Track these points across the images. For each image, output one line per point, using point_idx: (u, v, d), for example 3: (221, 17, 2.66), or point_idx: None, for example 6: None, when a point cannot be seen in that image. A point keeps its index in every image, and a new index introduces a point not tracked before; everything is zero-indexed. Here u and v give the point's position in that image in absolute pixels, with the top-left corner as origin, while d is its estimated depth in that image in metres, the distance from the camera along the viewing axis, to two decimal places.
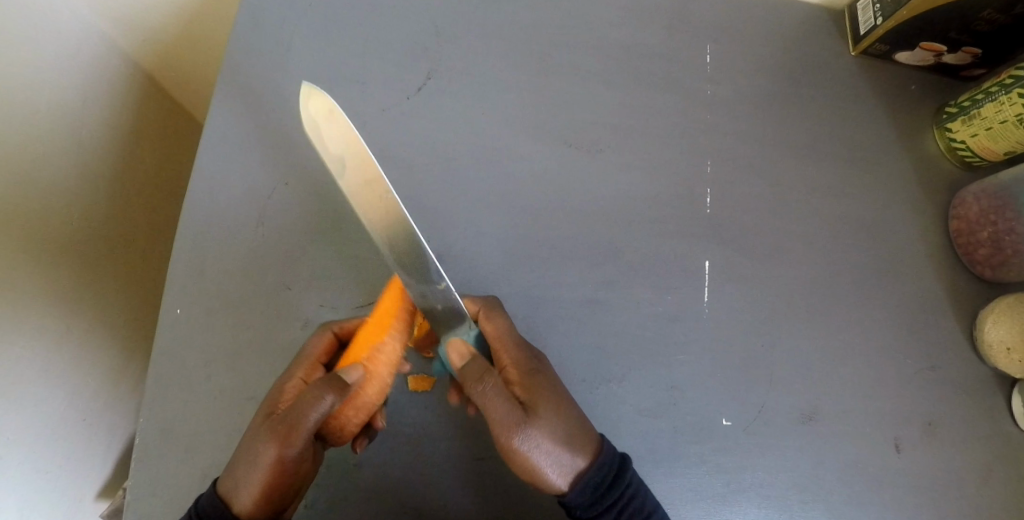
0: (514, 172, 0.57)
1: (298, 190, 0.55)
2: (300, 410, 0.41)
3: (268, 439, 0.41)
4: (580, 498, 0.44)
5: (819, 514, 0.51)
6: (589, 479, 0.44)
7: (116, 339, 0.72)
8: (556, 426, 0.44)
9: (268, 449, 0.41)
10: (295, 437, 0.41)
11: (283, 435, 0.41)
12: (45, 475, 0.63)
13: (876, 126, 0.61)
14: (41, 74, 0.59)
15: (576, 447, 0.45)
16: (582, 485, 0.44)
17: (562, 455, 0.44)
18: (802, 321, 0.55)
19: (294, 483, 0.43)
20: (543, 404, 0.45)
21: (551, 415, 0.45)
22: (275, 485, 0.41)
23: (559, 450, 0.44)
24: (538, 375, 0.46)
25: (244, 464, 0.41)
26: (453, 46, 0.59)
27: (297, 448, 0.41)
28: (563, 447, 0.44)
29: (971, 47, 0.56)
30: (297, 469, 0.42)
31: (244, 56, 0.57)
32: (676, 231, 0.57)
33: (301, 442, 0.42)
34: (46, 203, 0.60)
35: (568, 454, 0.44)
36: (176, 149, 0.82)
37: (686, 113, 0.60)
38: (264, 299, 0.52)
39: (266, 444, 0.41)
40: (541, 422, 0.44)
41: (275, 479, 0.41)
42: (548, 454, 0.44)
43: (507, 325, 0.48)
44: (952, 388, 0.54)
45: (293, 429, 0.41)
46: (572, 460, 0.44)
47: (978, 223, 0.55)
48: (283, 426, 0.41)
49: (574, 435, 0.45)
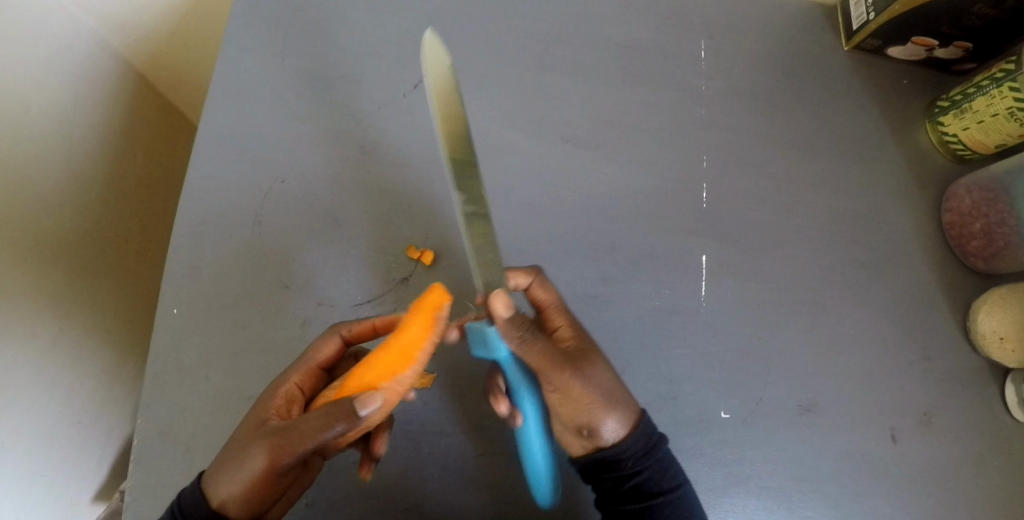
0: (512, 169, 0.57)
1: (295, 188, 0.55)
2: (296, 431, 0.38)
3: (260, 447, 0.39)
4: (637, 445, 0.44)
5: (817, 504, 0.51)
6: (644, 430, 0.45)
7: (111, 340, 0.72)
8: (613, 372, 0.46)
9: (258, 456, 0.39)
10: (285, 455, 0.39)
11: (275, 447, 0.39)
12: (41, 478, 0.63)
13: (870, 120, 0.62)
14: (33, 74, 0.59)
15: (630, 396, 0.46)
16: (639, 433, 0.44)
17: (620, 397, 0.45)
18: (798, 313, 0.56)
19: (276, 491, 0.42)
20: (600, 352, 0.46)
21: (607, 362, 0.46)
22: (257, 492, 0.40)
23: (619, 393, 0.45)
24: (590, 331, 0.47)
25: (229, 467, 0.40)
26: (448, 42, 0.59)
27: (285, 464, 0.39)
28: (619, 394, 0.45)
29: (962, 41, 0.56)
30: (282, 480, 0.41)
31: (239, 54, 0.57)
32: (673, 225, 0.57)
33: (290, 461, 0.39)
34: (39, 205, 0.60)
35: (623, 400, 0.45)
36: (170, 147, 0.81)
37: (682, 108, 0.60)
38: (262, 298, 0.52)
39: (256, 452, 0.39)
40: (602, 365, 0.45)
41: (257, 488, 0.40)
42: (608, 397, 0.44)
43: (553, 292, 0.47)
44: (947, 379, 0.55)
45: (286, 445, 0.38)
46: (627, 408, 0.45)
47: (970, 216, 0.56)
48: (275, 440, 0.39)
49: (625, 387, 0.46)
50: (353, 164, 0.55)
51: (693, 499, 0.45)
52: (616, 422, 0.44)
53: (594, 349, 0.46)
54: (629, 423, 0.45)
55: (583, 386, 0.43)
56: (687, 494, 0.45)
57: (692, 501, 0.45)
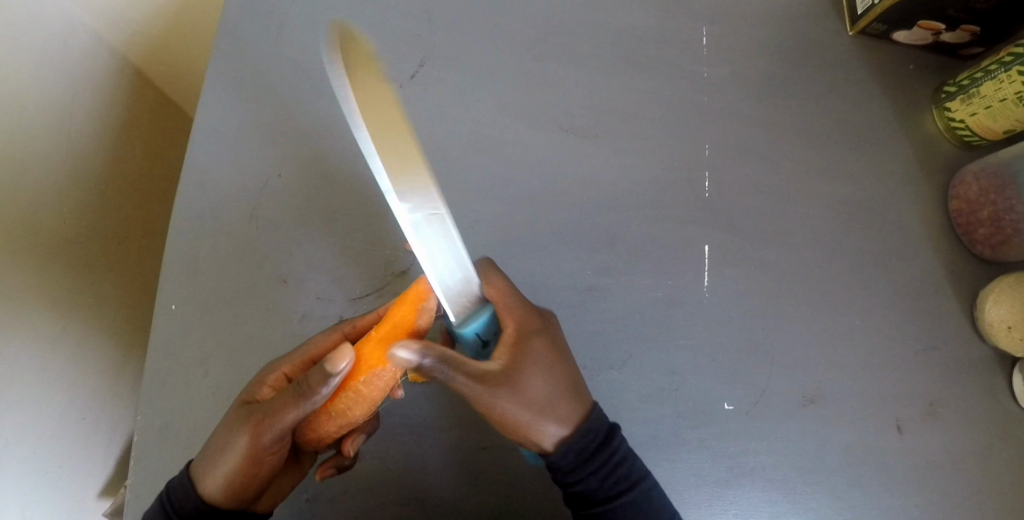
0: (511, 160, 0.56)
1: (291, 181, 0.54)
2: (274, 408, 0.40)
3: (242, 429, 0.40)
4: (567, 460, 0.43)
5: (822, 495, 0.51)
6: (575, 445, 0.43)
7: (113, 337, 0.72)
8: (548, 383, 0.44)
9: (240, 438, 0.40)
10: (263, 436, 0.40)
11: (256, 429, 0.40)
12: (46, 475, 0.63)
13: (875, 106, 0.60)
14: (29, 71, 0.58)
15: (570, 405, 0.44)
16: (568, 448, 0.43)
17: (553, 410, 0.43)
18: (802, 304, 0.55)
19: (259, 481, 0.42)
20: (536, 361, 0.44)
21: (543, 371, 0.44)
22: (240, 480, 0.41)
23: (551, 406, 0.43)
24: (532, 337, 0.45)
25: (213, 452, 0.41)
26: (446, 33, 0.59)
27: (265, 447, 0.40)
28: (551, 407, 0.43)
29: (970, 25, 0.55)
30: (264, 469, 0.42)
31: (233, 47, 0.57)
32: (675, 215, 0.56)
33: (269, 443, 0.40)
34: (37, 202, 0.59)
35: (558, 411, 0.43)
36: (168, 142, 0.81)
37: (683, 97, 0.59)
38: (260, 293, 0.52)
39: (239, 433, 0.40)
40: (531, 380, 0.43)
41: (240, 475, 0.41)
42: (537, 413, 0.43)
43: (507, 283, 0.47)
44: (954, 369, 0.54)
45: (265, 426, 0.40)
46: (562, 420, 0.43)
47: (978, 203, 0.55)
48: (255, 420, 0.40)
49: (566, 394, 0.44)
50: (350, 157, 0.55)
51: (645, 505, 0.44)
52: (546, 437, 0.43)
53: (527, 360, 0.43)
54: (561, 436, 0.43)
55: (516, 393, 0.42)
56: (634, 502, 0.44)
57: (641, 508, 0.44)
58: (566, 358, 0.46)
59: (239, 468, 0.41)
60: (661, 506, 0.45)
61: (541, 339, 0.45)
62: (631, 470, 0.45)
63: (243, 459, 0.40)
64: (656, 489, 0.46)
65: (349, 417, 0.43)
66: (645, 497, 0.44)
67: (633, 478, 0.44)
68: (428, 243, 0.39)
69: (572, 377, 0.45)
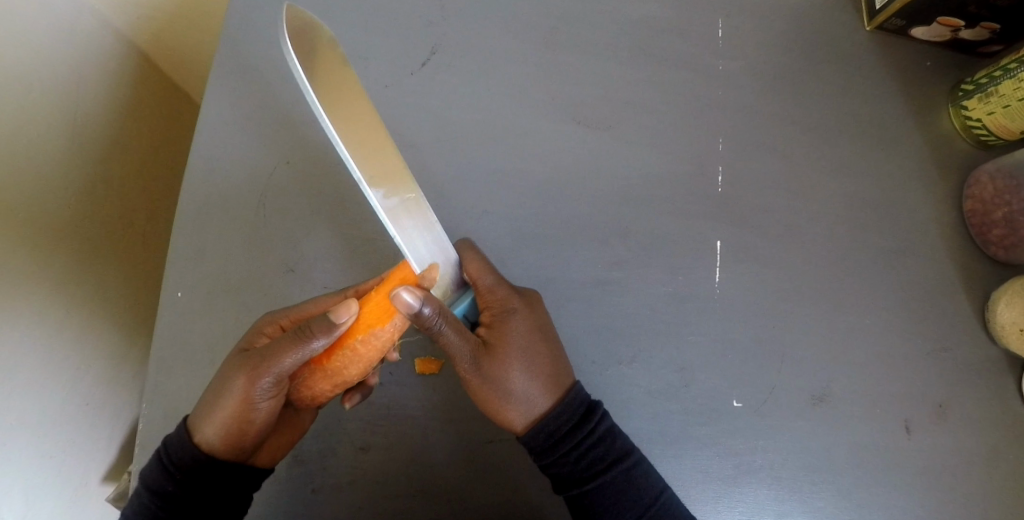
0: (521, 151, 0.56)
1: (299, 169, 0.53)
2: (273, 352, 0.41)
3: (236, 375, 0.41)
4: (538, 440, 0.45)
5: (828, 495, 0.51)
6: (546, 426, 0.45)
7: (117, 323, 0.71)
8: (523, 365, 0.45)
9: (235, 384, 0.41)
10: (258, 380, 0.41)
11: (250, 374, 0.41)
12: (49, 460, 0.63)
13: (891, 103, 0.59)
14: (33, 56, 0.57)
15: (544, 386, 0.45)
16: (538, 430, 0.45)
17: (525, 391, 0.45)
18: (812, 302, 0.54)
19: (253, 432, 0.43)
20: (512, 342, 0.45)
21: (518, 352, 0.45)
22: (235, 426, 0.42)
23: (524, 387, 0.45)
24: (510, 319, 0.46)
25: (208, 398, 0.42)
26: (457, 20, 0.58)
27: (260, 392, 0.41)
28: (524, 387, 0.45)
29: (990, 22, 0.54)
30: (257, 420, 0.42)
31: (241, 31, 0.56)
32: (686, 209, 0.56)
33: (264, 389, 0.41)
34: (42, 187, 0.59)
35: (530, 393, 0.45)
36: (175, 127, 0.80)
37: (697, 90, 0.58)
38: (267, 282, 0.51)
39: (233, 380, 0.41)
40: (504, 361, 0.45)
41: (236, 421, 0.42)
42: (507, 394, 0.45)
43: (483, 261, 0.47)
44: (964, 371, 0.54)
45: (259, 372, 0.41)
46: (535, 401, 0.45)
47: (993, 204, 0.54)
48: (249, 365, 0.41)
49: (542, 378, 0.45)
50: None
51: (625, 486, 0.45)
52: (517, 417, 0.45)
53: (501, 342, 0.45)
54: (533, 416, 0.45)
55: (492, 377, 0.44)
56: (610, 483, 0.45)
57: (620, 488, 0.45)
58: (549, 337, 0.47)
59: (235, 414, 0.42)
60: (648, 487, 0.45)
61: (522, 321, 0.46)
62: (609, 451, 0.45)
63: (238, 404, 0.41)
64: (645, 468, 0.45)
65: (344, 376, 0.44)
66: (625, 477, 0.45)
67: (611, 458, 0.45)
68: (408, 227, 0.41)
69: (551, 358, 0.46)
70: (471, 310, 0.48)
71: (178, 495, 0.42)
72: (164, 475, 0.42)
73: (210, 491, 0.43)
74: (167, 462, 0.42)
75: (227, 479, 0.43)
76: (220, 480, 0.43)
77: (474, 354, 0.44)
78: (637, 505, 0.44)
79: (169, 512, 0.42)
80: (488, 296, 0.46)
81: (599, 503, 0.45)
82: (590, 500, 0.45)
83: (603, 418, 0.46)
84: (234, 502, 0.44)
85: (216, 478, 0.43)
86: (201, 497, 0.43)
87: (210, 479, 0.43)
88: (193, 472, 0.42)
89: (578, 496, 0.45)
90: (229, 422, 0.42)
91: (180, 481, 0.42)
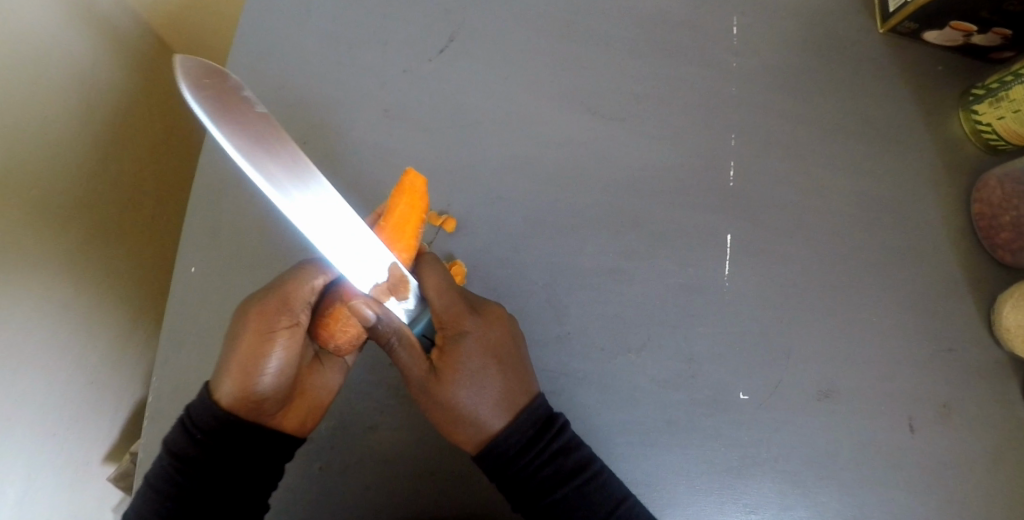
0: (535, 139, 0.56)
1: (316, 149, 0.54)
2: (280, 289, 0.43)
3: (247, 321, 0.43)
4: (488, 461, 0.45)
5: (831, 490, 0.51)
6: (496, 446, 0.45)
7: (126, 303, 0.72)
8: (472, 387, 0.45)
9: (246, 329, 0.43)
10: (270, 318, 0.43)
11: (262, 313, 0.43)
12: (53, 437, 0.64)
13: (903, 104, 0.60)
14: (50, 32, 0.58)
15: (497, 405, 0.46)
16: (490, 450, 0.45)
17: (475, 412, 0.45)
18: (820, 297, 0.55)
19: (272, 380, 0.43)
20: (463, 364, 0.46)
21: (469, 374, 0.46)
22: (252, 372, 0.43)
23: (474, 409, 0.45)
24: (461, 341, 0.46)
25: (223, 351, 0.43)
26: (476, 9, 0.58)
27: (275, 330, 0.43)
28: (474, 409, 0.45)
29: (1002, 27, 0.54)
30: (273, 365, 0.43)
31: (262, 14, 0.56)
32: (698, 202, 0.56)
33: (279, 327, 0.43)
34: (55, 165, 0.59)
35: (482, 412, 0.45)
36: (189, 111, 0.81)
37: (711, 85, 0.59)
38: (281, 260, 0.52)
39: (244, 326, 0.43)
40: (452, 385, 0.45)
41: (253, 367, 0.43)
42: (457, 415, 0.45)
43: (442, 276, 0.46)
44: (969, 371, 0.54)
45: (271, 310, 0.43)
46: (487, 421, 0.45)
47: (1001, 208, 0.54)
48: (258, 308, 0.43)
49: (496, 396, 0.46)
50: (374, 128, 0.55)
51: (578, 500, 0.45)
52: (469, 435, 0.45)
53: (450, 367, 0.46)
54: (486, 436, 0.45)
55: (437, 402, 0.45)
56: (562, 498, 0.45)
57: (574, 500, 0.45)
58: (507, 356, 0.46)
59: (252, 359, 0.43)
60: (606, 498, 0.45)
61: (473, 343, 0.46)
62: (563, 466, 0.45)
63: (256, 348, 0.43)
64: (604, 481, 0.46)
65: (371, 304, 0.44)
66: (581, 490, 0.45)
67: (565, 474, 0.45)
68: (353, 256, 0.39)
69: (508, 378, 0.46)
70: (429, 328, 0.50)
71: (202, 458, 0.42)
72: (185, 439, 0.42)
73: (242, 452, 0.43)
74: (188, 425, 0.43)
75: (255, 437, 0.44)
76: (251, 434, 0.43)
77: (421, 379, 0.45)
78: (592, 517, 0.45)
79: (195, 472, 0.42)
80: (439, 318, 0.46)
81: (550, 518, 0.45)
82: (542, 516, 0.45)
83: (561, 432, 0.46)
84: (262, 462, 0.44)
85: (240, 436, 0.43)
86: (229, 451, 0.43)
87: (238, 436, 0.43)
88: (214, 430, 0.42)
89: (531, 512, 0.45)
90: (248, 371, 0.43)
91: (201, 443, 0.42)
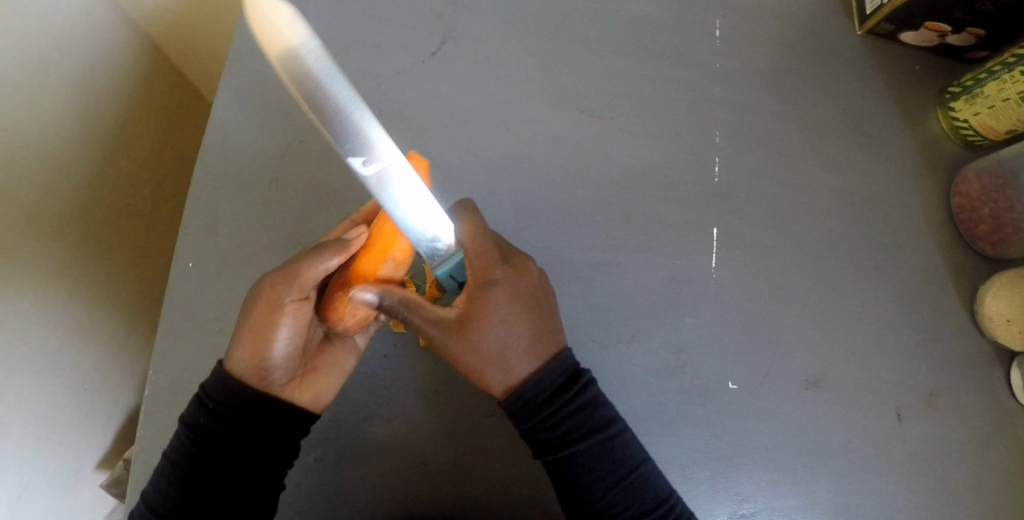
0: (525, 138, 0.57)
1: (311, 149, 0.55)
2: (293, 265, 0.43)
3: (258, 295, 0.43)
4: (516, 408, 0.45)
5: (819, 477, 0.52)
6: (524, 393, 0.44)
7: (121, 308, 0.72)
8: (501, 332, 0.45)
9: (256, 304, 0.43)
10: (280, 293, 0.43)
11: (270, 288, 0.43)
12: (47, 442, 0.64)
13: (882, 101, 0.62)
14: (49, 40, 0.59)
15: (526, 352, 0.45)
16: (516, 397, 0.44)
17: (504, 356, 0.45)
18: (805, 288, 0.56)
19: (281, 354, 0.44)
20: (494, 311, 0.45)
21: (499, 318, 0.45)
22: (262, 346, 0.43)
23: (502, 354, 0.45)
24: (491, 289, 0.45)
25: (239, 323, 0.44)
26: (468, 14, 0.60)
27: (286, 306, 0.43)
28: (501, 353, 0.45)
29: (975, 27, 0.56)
30: (282, 339, 0.44)
31: None
32: (685, 197, 0.57)
33: (288, 303, 0.43)
34: (50, 169, 0.60)
35: (509, 358, 0.45)
36: (186, 118, 0.82)
37: (697, 85, 0.61)
38: (276, 256, 0.52)
39: (256, 300, 0.43)
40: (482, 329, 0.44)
41: (263, 341, 0.43)
42: (485, 358, 0.45)
43: (475, 225, 0.46)
44: (954, 360, 0.55)
45: (279, 286, 0.43)
46: (513, 369, 0.45)
47: (980, 201, 0.56)
48: (270, 283, 0.43)
49: (523, 342, 0.45)
50: None
51: (600, 456, 0.45)
52: (496, 381, 0.45)
53: (480, 314, 0.45)
54: (513, 383, 0.45)
55: (466, 346, 0.45)
56: (585, 451, 0.45)
57: (596, 457, 0.45)
58: (536, 305, 0.46)
59: (263, 333, 0.43)
60: (625, 457, 0.45)
61: (503, 291, 0.45)
62: (587, 421, 0.45)
63: (266, 318, 0.43)
64: (624, 440, 0.46)
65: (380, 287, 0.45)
66: (602, 447, 0.45)
67: (589, 428, 0.45)
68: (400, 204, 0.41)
69: (536, 326, 0.46)
70: (458, 271, 0.46)
71: (218, 432, 0.43)
72: (200, 409, 0.44)
73: (254, 423, 0.44)
74: (203, 397, 0.44)
75: (263, 413, 0.44)
76: (258, 409, 0.44)
77: (448, 324, 0.45)
78: (611, 474, 0.45)
79: (205, 442, 0.43)
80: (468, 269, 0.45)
81: (570, 468, 0.45)
82: (565, 467, 0.45)
83: (587, 387, 0.46)
84: (271, 438, 0.44)
85: (247, 409, 0.43)
86: (236, 423, 0.43)
87: (246, 409, 0.43)
88: (225, 401, 0.43)
89: (552, 461, 0.45)
90: (259, 344, 0.43)
91: (212, 415, 0.43)
